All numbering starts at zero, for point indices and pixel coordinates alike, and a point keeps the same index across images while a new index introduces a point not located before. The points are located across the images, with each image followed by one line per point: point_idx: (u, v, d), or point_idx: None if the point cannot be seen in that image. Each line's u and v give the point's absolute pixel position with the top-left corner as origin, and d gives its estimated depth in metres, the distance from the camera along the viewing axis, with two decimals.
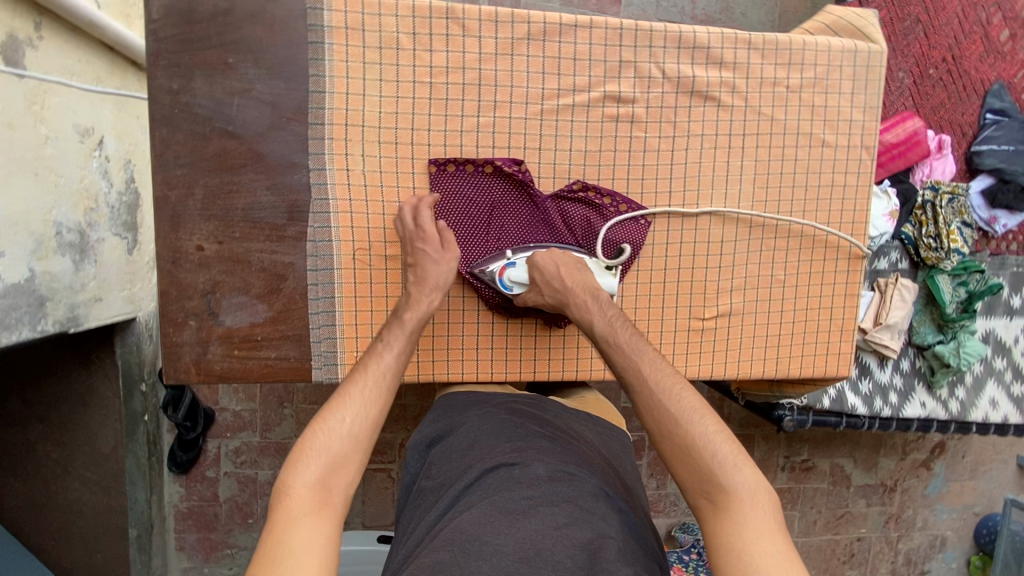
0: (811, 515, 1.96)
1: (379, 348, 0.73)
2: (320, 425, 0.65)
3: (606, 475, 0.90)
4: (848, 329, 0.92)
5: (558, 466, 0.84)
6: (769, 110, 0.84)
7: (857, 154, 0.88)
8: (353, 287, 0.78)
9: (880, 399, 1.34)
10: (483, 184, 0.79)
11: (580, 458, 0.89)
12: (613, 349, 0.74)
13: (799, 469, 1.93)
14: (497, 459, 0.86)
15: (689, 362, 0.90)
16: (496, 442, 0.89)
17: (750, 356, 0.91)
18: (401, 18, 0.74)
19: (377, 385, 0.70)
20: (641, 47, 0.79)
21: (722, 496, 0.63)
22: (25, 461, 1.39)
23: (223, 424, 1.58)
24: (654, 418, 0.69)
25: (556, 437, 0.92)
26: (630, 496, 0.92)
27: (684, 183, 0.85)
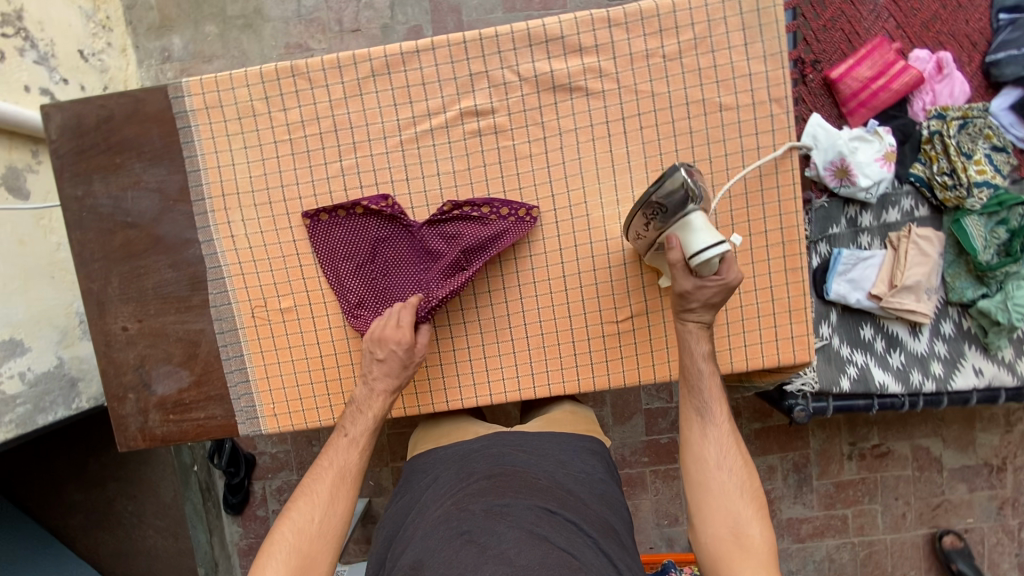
0: (897, 507, 1.70)
1: (342, 446, 0.76)
2: (297, 527, 0.71)
3: (559, 493, 0.79)
4: (795, 308, 0.81)
5: (495, 500, 0.74)
6: (647, 85, 0.78)
7: (768, 110, 0.77)
8: (260, 346, 0.83)
9: (918, 372, 1.14)
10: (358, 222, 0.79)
11: (522, 481, 0.79)
12: (701, 362, 0.76)
13: (870, 456, 1.68)
14: (437, 519, 0.74)
15: (612, 370, 0.83)
16: (434, 505, 0.79)
17: (669, 359, 0.82)
18: (252, 87, 0.78)
19: (348, 484, 0.75)
20: (490, 56, 0.77)
21: (745, 534, 0.72)
22: (108, 518, 1.62)
23: (261, 469, 1.69)
24: (713, 446, 0.76)
25: (496, 473, 0.82)
26: (589, 505, 0.80)
27: (565, 183, 0.80)
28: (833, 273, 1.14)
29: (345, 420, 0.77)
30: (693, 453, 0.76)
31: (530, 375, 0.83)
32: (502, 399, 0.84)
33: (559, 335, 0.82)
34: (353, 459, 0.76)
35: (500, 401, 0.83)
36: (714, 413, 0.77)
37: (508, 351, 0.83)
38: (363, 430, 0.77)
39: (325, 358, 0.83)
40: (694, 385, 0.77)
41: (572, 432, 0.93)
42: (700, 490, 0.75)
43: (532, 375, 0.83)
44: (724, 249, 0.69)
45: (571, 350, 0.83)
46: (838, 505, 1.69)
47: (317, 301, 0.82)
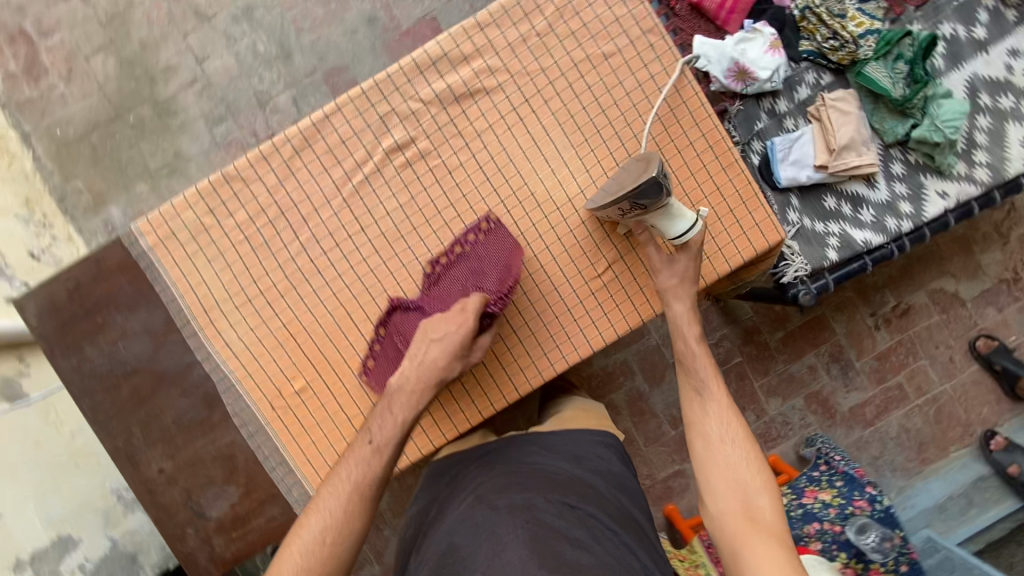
0: (943, 354, 1.71)
1: (368, 453, 0.75)
2: (307, 549, 0.71)
3: (574, 484, 0.82)
4: (748, 196, 0.86)
5: (516, 494, 0.77)
6: (535, 64, 0.84)
7: (648, 41, 0.84)
8: (286, 427, 0.84)
9: (891, 217, 1.19)
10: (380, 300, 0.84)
11: (541, 474, 0.82)
12: (693, 346, 0.85)
13: (895, 318, 1.71)
14: (462, 513, 0.77)
15: (615, 320, 0.86)
16: (456, 503, 0.81)
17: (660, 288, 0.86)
18: (195, 206, 0.83)
19: (363, 497, 0.73)
20: (390, 95, 0.83)
21: (755, 507, 0.76)
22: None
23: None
24: (715, 423, 0.82)
25: (516, 468, 0.84)
26: (606, 497, 0.82)
27: (501, 174, 0.85)
28: (776, 163, 1.19)
29: (371, 436, 0.76)
30: (695, 430, 0.83)
31: (544, 355, 0.87)
32: (529, 388, 0.87)
33: (554, 309, 0.86)
34: (373, 470, 0.74)
35: (529, 390, 0.87)
36: (712, 391, 0.83)
37: (516, 342, 0.86)
38: (386, 439, 0.76)
39: (354, 420, 0.85)
40: (689, 367, 0.85)
41: (588, 426, 0.96)
42: (706, 467, 0.80)
43: (546, 355, 0.87)
44: (698, 227, 0.79)
45: (570, 318, 0.86)
46: (888, 376, 1.70)
47: (326, 368, 0.84)
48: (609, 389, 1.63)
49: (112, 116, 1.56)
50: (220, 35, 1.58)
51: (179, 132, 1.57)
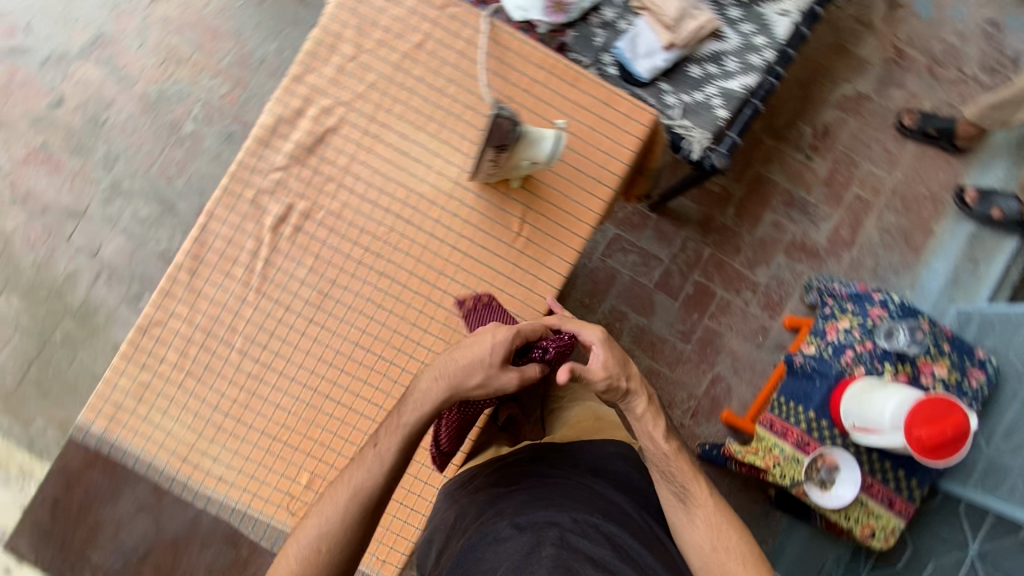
0: (876, 151, 1.80)
1: (369, 458, 0.73)
2: (301, 555, 0.69)
3: (596, 501, 0.81)
4: (608, 96, 0.88)
5: (536, 513, 0.76)
6: (361, 85, 0.86)
7: (451, 12, 0.87)
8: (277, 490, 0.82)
9: (752, 54, 1.25)
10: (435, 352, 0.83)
11: (565, 491, 0.82)
12: (661, 447, 0.83)
13: (820, 143, 1.79)
14: (482, 527, 0.77)
15: (553, 264, 0.87)
16: (471, 522, 0.80)
17: (578, 214, 0.87)
18: (126, 370, 0.82)
19: (363, 504, 0.71)
20: (250, 179, 0.84)
21: None
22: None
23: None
24: (695, 524, 0.81)
25: (535, 487, 0.83)
26: (629, 514, 0.83)
27: (382, 194, 0.85)
28: (630, 63, 1.23)
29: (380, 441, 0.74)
30: (677, 527, 0.82)
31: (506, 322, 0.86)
32: None
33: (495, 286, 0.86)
34: (373, 480, 0.72)
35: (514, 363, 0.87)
36: (693, 491, 0.82)
37: None
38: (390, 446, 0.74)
39: None
40: (664, 463, 0.83)
41: (599, 438, 0.98)
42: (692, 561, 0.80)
43: None
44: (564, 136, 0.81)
45: (514, 285, 0.86)
46: (843, 194, 1.78)
47: (314, 446, 0.83)
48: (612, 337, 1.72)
49: (39, 349, 1.54)
50: (101, 223, 1.58)
51: (108, 326, 1.55)
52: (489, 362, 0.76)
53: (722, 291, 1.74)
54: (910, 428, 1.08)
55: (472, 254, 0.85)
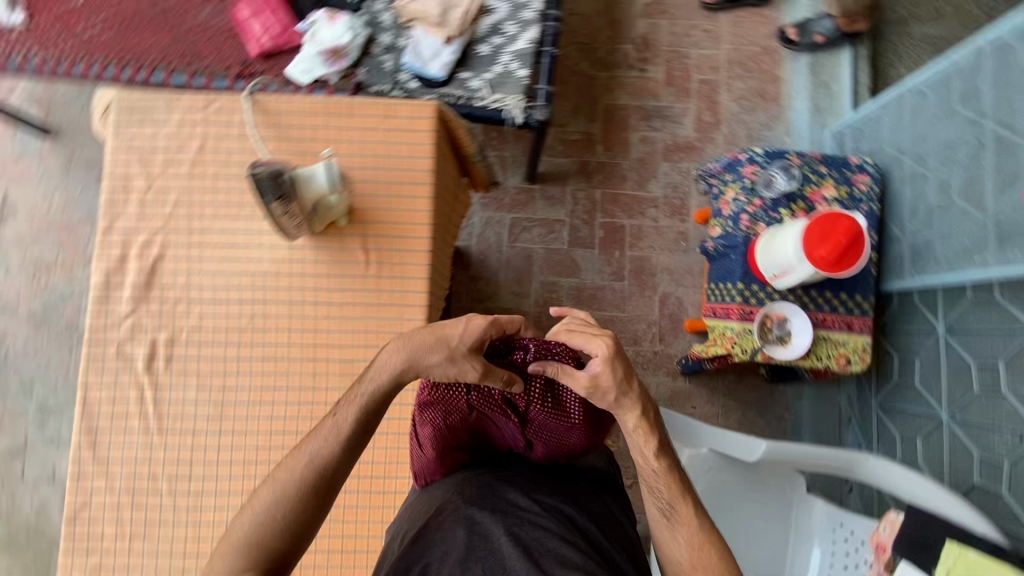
0: (697, 36, 1.89)
1: (331, 426, 0.78)
2: (261, 511, 0.75)
3: (565, 506, 0.92)
4: (386, 110, 0.92)
5: (511, 517, 0.86)
6: (165, 209, 0.89)
7: (214, 105, 0.91)
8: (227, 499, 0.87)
9: (523, 11, 1.32)
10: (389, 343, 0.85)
11: (541, 494, 0.92)
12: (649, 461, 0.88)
13: (646, 52, 1.88)
14: (458, 520, 0.86)
15: (410, 276, 0.89)
16: (448, 507, 0.90)
17: (410, 223, 0.90)
18: (73, 563, 0.83)
19: (329, 460, 0.77)
20: (107, 339, 0.87)
21: None
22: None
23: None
24: (675, 528, 0.87)
25: (513, 485, 0.93)
26: (590, 516, 0.93)
27: (228, 291, 0.88)
28: (424, 71, 1.28)
29: (338, 417, 0.80)
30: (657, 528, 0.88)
31: (391, 339, 0.88)
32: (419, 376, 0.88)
33: (366, 321, 0.88)
34: (337, 435, 0.78)
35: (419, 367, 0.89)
36: (679, 511, 0.87)
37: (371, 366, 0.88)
38: (351, 411, 0.79)
39: None
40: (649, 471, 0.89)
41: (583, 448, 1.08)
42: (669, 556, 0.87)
43: None
44: (335, 164, 0.83)
45: (383, 311, 0.88)
46: (688, 85, 1.86)
47: None
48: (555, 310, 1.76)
49: None
50: (45, 446, 1.58)
51: None
52: (460, 345, 0.78)
53: (629, 220, 1.80)
54: (812, 250, 1.13)
55: (332, 303, 0.88)
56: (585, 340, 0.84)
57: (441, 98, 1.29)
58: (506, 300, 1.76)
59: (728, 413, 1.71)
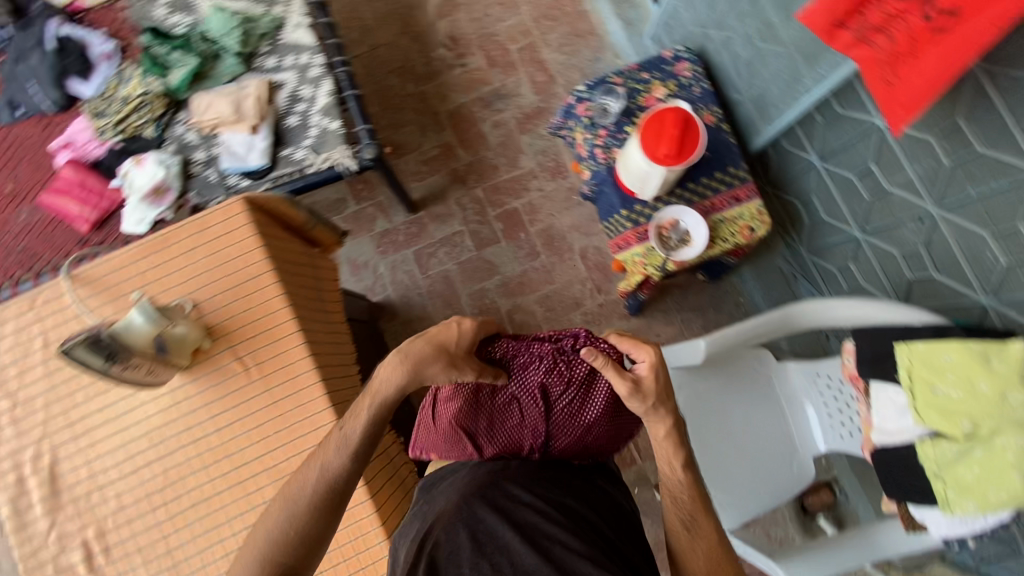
0: (493, 14, 1.95)
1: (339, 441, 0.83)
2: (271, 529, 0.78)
3: (580, 504, 0.93)
4: (199, 224, 0.93)
5: (529, 522, 0.86)
6: (40, 416, 0.89)
7: (40, 300, 0.91)
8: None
9: (310, 69, 1.35)
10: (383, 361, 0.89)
11: (558, 495, 0.92)
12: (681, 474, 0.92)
13: (457, 50, 1.94)
14: (473, 523, 0.86)
15: (292, 360, 0.90)
16: (457, 509, 0.89)
17: (268, 315, 0.91)
18: None
19: (349, 464, 0.82)
20: (41, 562, 0.85)
21: None
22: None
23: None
24: (694, 538, 0.87)
25: (528, 486, 0.93)
26: (598, 507, 0.94)
27: (134, 460, 0.88)
28: (248, 166, 1.30)
29: (346, 430, 0.84)
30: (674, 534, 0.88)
31: (304, 425, 0.89)
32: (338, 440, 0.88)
33: (274, 418, 0.89)
34: (348, 444, 0.83)
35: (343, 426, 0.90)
36: (700, 523, 0.88)
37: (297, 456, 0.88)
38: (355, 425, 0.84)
39: None
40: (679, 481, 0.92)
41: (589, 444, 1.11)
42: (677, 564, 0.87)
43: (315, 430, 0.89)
44: (146, 305, 0.80)
45: (285, 402, 0.89)
46: (509, 60, 1.92)
47: None
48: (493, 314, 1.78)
49: None
50: None
51: None
52: (456, 344, 0.92)
53: (517, 201, 1.84)
54: (654, 151, 1.16)
55: (232, 421, 0.88)
56: (634, 346, 0.98)
57: (275, 183, 1.30)
58: None
59: (689, 324, 1.75)
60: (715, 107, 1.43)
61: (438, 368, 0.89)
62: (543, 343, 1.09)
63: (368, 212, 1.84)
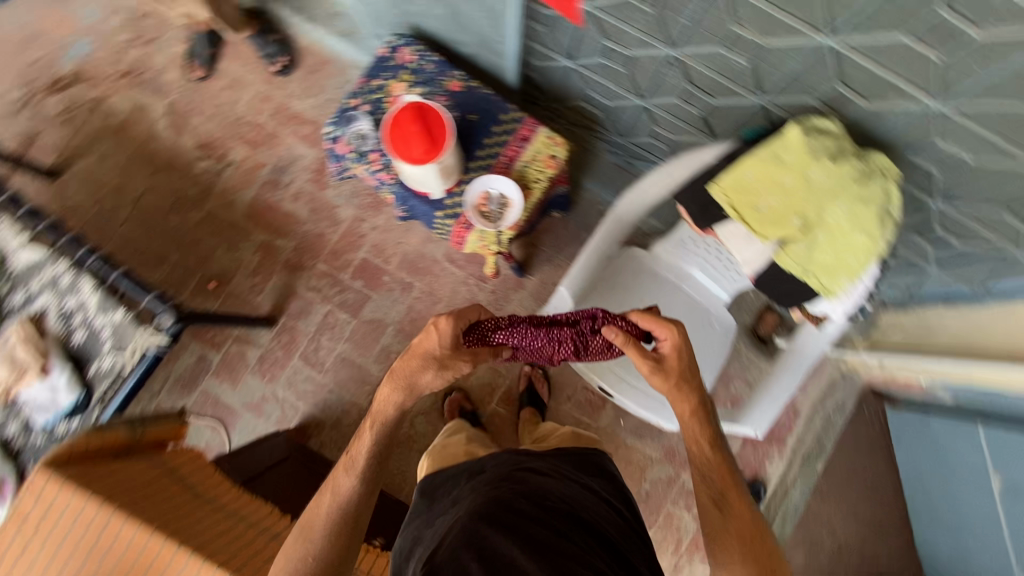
0: (225, 104, 1.85)
1: (348, 471, 0.95)
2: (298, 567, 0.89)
3: (585, 511, 0.99)
4: (23, 505, 0.90)
5: (539, 524, 0.90)
6: None
7: None
8: None
9: (63, 279, 1.25)
10: (382, 389, 1.00)
11: (564, 501, 0.99)
12: (714, 450, 1.00)
13: (215, 156, 1.83)
14: (479, 527, 0.88)
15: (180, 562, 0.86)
16: (462, 521, 0.92)
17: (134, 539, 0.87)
18: None
19: (367, 475, 0.95)
20: None
21: (762, 547, 0.91)
22: (838, 546, 1.64)
23: (688, 491, 1.72)
24: (728, 507, 0.95)
25: (530, 494, 0.98)
26: (597, 514, 1.01)
27: None
28: (66, 406, 1.20)
29: (352, 455, 0.97)
30: (709, 505, 0.96)
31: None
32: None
33: None
34: (355, 465, 0.96)
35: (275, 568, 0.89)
36: (729, 503, 0.95)
37: None
38: (362, 449, 0.97)
39: None
40: (714, 449, 1.00)
41: (586, 454, 1.21)
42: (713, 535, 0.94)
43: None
44: None
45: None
46: (267, 135, 1.83)
47: None
48: None
49: None
50: None
51: None
52: (440, 346, 0.95)
53: (360, 252, 1.78)
54: (412, 155, 1.13)
55: None
56: (655, 324, 0.97)
57: (103, 403, 1.21)
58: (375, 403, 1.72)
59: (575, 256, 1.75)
60: (455, 70, 1.40)
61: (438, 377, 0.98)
62: (558, 327, 1.02)
63: (237, 352, 1.74)
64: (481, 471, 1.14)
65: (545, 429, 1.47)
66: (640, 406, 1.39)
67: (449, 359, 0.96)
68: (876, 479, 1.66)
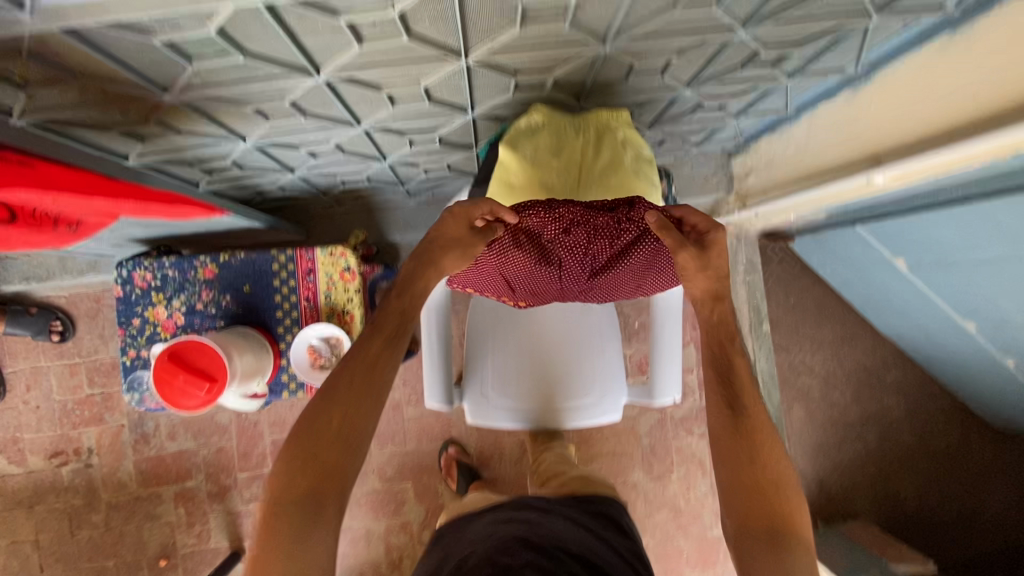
0: (40, 404, 1.68)
1: (383, 321, 0.82)
2: (348, 435, 0.74)
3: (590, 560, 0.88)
4: None
5: (549, 553, 0.87)
6: None
7: None
8: None
9: None
10: (405, 266, 0.85)
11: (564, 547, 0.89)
12: (734, 340, 0.89)
13: (71, 454, 1.68)
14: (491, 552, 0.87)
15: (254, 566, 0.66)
16: (477, 541, 0.93)
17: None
18: None
19: (396, 323, 0.83)
20: None
21: (769, 452, 0.79)
22: (822, 376, 1.68)
23: (680, 420, 1.74)
24: (746, 400, 0.83)
25: (535, 528, 0.95)
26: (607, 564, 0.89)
27: None
28: None
29: (379, 312, 0.83)
30: (729, 389, 0.84)
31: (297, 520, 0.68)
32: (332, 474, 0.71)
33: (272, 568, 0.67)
34: (387, 308, 0.83)
35: (337, 455, 0.72)
36: (744, 404, 0.82)
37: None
38: (402, 295, 0.84)
39: None
40: (730, 327, 0.89)
41: (598, 494, 1.11)
42: (733, 428, 0.81)
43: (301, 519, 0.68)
44: None
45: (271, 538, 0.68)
46: (103, 402, 1.68)
47: None
48: (379, 496, 1.70)
49: None
50: None
51: None
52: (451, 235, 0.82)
53: (266, 437, 1.70)
54: (196, 399, 1.01)
55: None
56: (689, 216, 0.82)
57: None
58: (377, 550, 1.68)
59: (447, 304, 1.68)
60: (197, 258, 1.25)
61: (457, 260, 0.83)
62: (598, 214, 0.77)
63: None
64: (493, 511, 1.06)
65: (552, 465, 1.29)
66: (575, 420, 1.31)
67: (479, 242, 0.81)
68: (816, 301, 1.68)
